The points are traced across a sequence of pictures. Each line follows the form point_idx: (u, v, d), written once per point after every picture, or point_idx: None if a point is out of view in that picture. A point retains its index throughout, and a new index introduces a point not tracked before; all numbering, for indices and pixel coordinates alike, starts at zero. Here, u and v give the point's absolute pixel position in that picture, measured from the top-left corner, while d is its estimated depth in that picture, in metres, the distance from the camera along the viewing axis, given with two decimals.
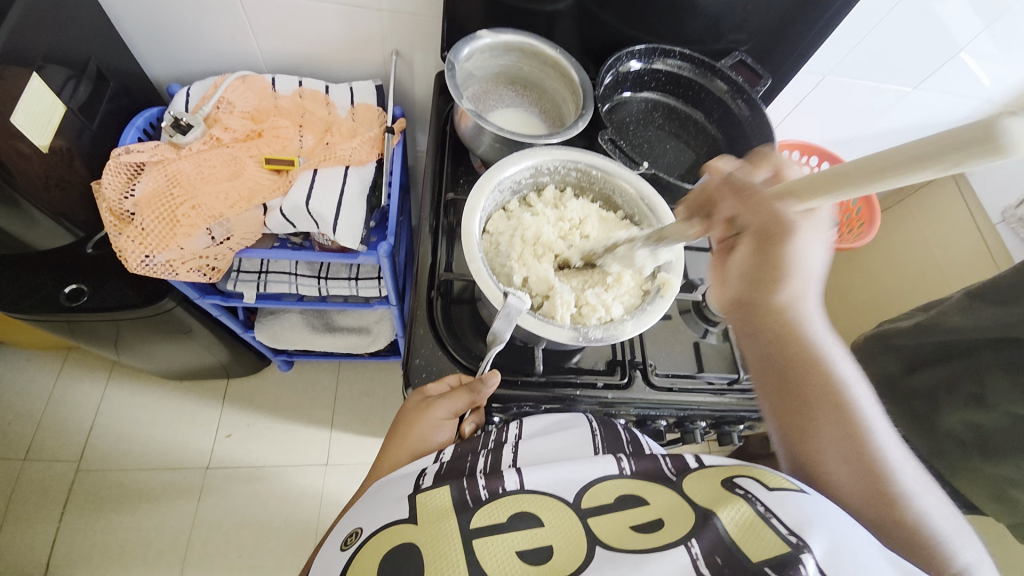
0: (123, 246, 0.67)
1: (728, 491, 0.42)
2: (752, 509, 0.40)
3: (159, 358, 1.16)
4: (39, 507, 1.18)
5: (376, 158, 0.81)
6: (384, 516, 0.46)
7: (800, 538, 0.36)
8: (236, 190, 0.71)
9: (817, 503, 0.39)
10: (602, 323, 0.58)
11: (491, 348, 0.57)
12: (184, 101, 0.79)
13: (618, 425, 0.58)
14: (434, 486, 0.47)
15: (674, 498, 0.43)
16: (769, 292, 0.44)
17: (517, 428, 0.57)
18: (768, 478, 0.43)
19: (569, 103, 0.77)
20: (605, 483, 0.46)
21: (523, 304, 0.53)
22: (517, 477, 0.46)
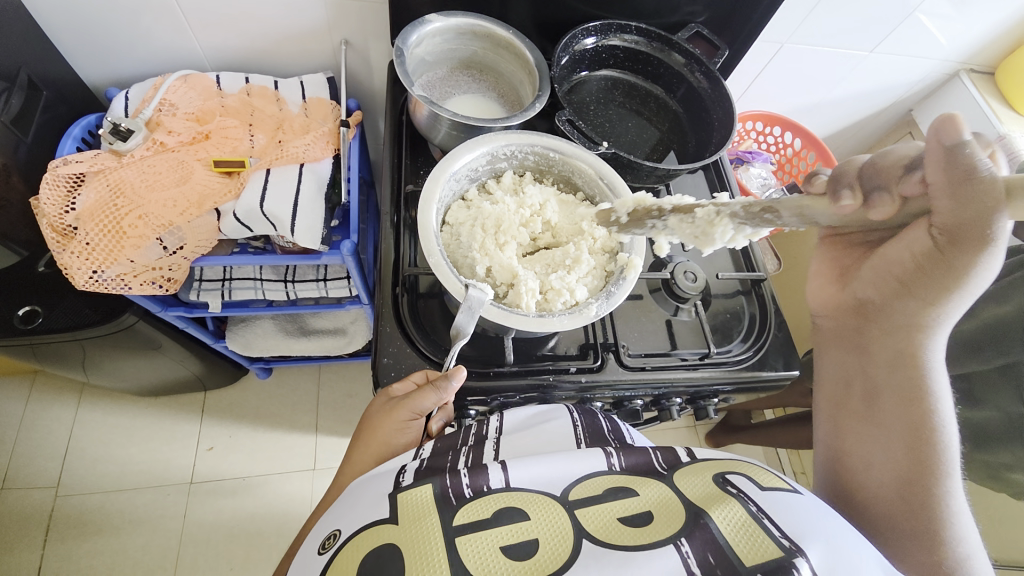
0: (68, 262, 0.64)
1: (719, 487, 0.45)
2: (745, 509, 0.42)
3: (129, 376, 1.13)
4: (18, 538, 1.15)
5: (332, 154, 0.78)
6: (361, 519, 0.44)
7: (793, 542, 0.38)
8: (184, 196, 0.68)
9: (806, 504, 0.43)
10: (568, 307, 0.57)
11: (454, 343, 0.56)
12: (123, 105, 0.75)
13: (598, 415, 0.59)
14: (416, 484, 0.45)
15: (666, 493, 0.44)
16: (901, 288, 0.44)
17: (496, 421, 0.57)
18: (760, 476, 0.46)
19: (526, 85, 0.75)
20: (593, 479, 0.46)
21: (484, 295, 0.53)
22: (501, 475, 0.46)
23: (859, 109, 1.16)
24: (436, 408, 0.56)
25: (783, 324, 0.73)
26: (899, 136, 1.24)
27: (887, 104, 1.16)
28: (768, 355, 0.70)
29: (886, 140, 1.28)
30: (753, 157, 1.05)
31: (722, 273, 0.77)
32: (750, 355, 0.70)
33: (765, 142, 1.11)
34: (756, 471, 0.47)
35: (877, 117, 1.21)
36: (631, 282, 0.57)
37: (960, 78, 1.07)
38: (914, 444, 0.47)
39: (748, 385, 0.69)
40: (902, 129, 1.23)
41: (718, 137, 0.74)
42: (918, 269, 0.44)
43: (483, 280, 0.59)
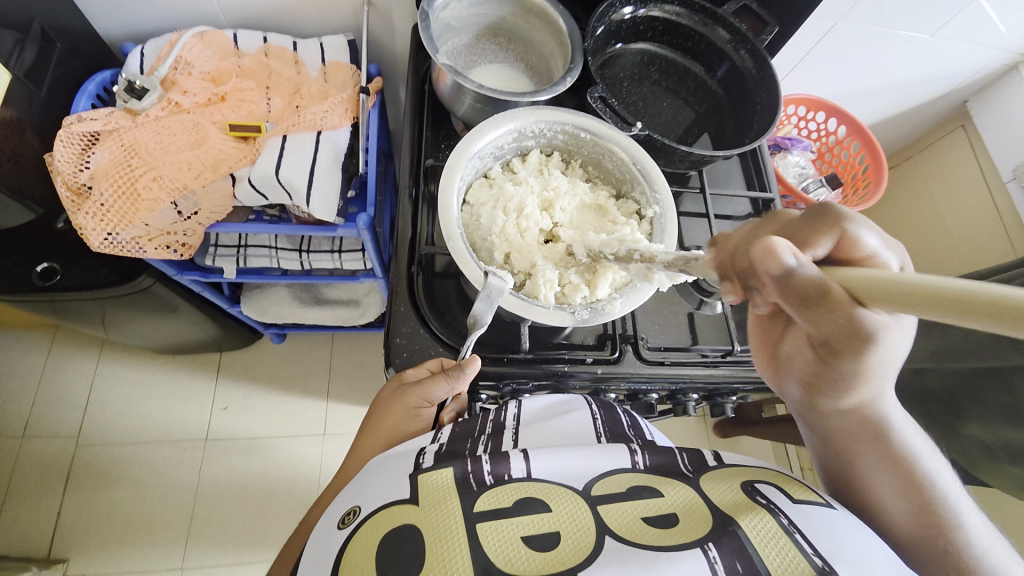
0: (83, 223, 0.63)
1: (747, 497, 0.42)
2: (776, 521, 0.39)
3: (146, 335, 1.14)
4: (42, 482, 1.20)
5: (350, 122, 0.75)
6: (384, 495, 0.43)
7: (827, 561, 0.35)
8: (200, 160, 0.66)
9: (844, 523, 0.39)
10: (587, 300, 0.55)
11: (471, 332, 0.54)
12: (138, 61, 0.72)
13: (617, 410, 0.57)
14: (436, 466, 0.45)
15: (691, 497, 0.43)
16: (840, 398, 0.44)
17: (515, 408, 0.55)
18: (792, 490, 0.43)
19: (557, 57, 0.70)
20: (615, 475, 0.45)
21: (504, 284, 0.50)
22: (523, 465, 0.45)
23: (908, 97, 1.08)
24: (448, 397, 0.55)
25: None
26: (949, 129, 1.15)
27: (939, 94, 1.08)
28: None
29: (934, 132, 1.19)
30: (792, 143, 0.99)
31: None
32: None
33: (806, 128, 1.05)
34: (789, 484, 0.44)
35: (926, 108, 1.13)
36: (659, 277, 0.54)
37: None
38: (950, 537, 0.41)
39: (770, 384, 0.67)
40: (953, 122, 1.14)
41: (759, 122, 0.70)
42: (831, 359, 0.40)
43: (500, 266, 0.58)
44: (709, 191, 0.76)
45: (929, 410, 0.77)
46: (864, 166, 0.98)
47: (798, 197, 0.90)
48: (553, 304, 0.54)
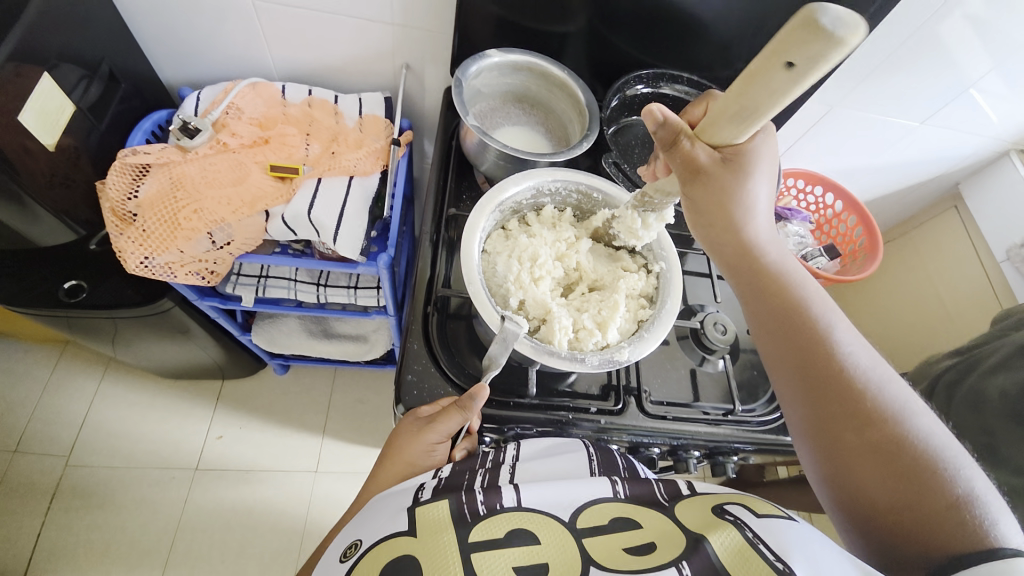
0: (124, 246, 0.67)
1: (717, 516, 0.43)
2: (741, 535, 0.40)
3: (153, 356, 1.16)
4: (25, 502, 1.17)
5: (380, 169, 0.81)
6: (384, 527, 0.44)
7: (787, 565, 0.37)
8: (239, 196, 0.71)
9: (803, 532, 0.40)
10: (598, 348, 0.58)
11: (487, 372, 0.57)
12: (193, 104, 0.80)
13: (614, 453, 0.58)
14: (433, 499, 0.46)
15: (667, 524, 0.43)
16: (733, 234, 0.52)
17: (513, 450, 0.56)
18: (755, 506, 0.44)
19: (575, 124, 0.77)
20: (599, 505, 0.45)
21: (520, 329, 0.52)
22: (514, 494, 0.45)
23: (903, 177, 1.15)
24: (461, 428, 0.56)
25: None
26: (943, 210, 1.21)
27: (932, 176, 1.14)
28: None
29: (928, 211, 1.24)
30: (793, 214, 1.03)
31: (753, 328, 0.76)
32: (776, 417, 0.69)
33: (805, 202, 1.09)
34: (753, 502, 0.45)
35: (918, 189, 1.19)
36: (664, 332, 0.57)
37: (1012, 158, 1.05)
38: (844, 391, 0.46)
39: (771, 445, 0.68)
40: (945, 202, 1.20)
41: None
42: (715, 202, 0.50)
43: (515, 312, 0.60)
44: (712, 254, 0.80)
45: None
46: (860, 239, 1.02)
47: None
48: (566, 350, 0.56)
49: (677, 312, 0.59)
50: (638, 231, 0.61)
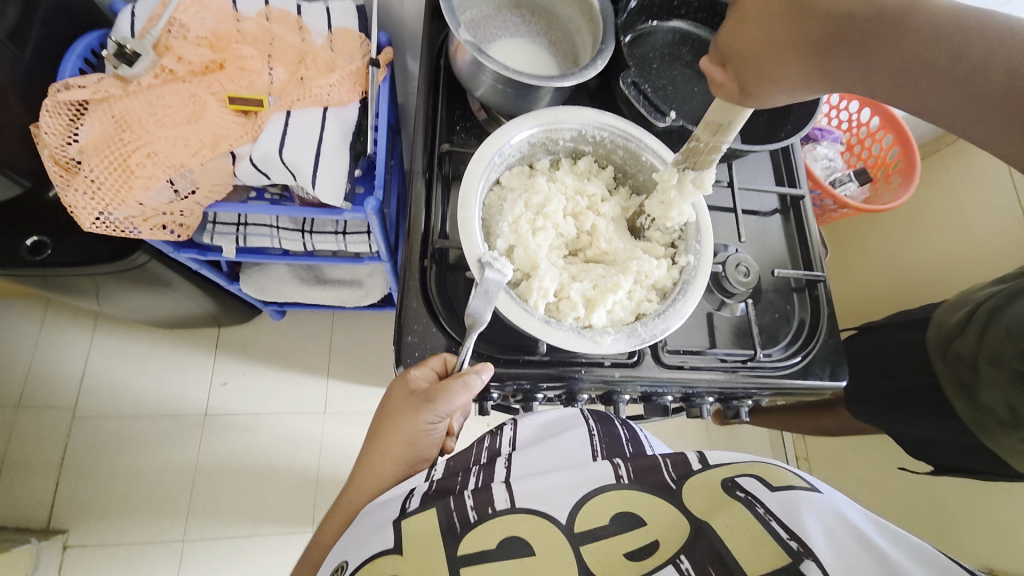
0: (73, 201, 0.59)
1: (729, 495, 0.47)
2: (751, 513, 0.44)
3: (142, 309, 1.11)
4: (40, 453, 1.19)
5: (359, 97, 0.70)
6: (369, 547, 0.44)
7: (801, 544, 0.41)
8: (197, 135, 0.62)
9: (819, 503, 0.44)
10: (577, 325, 0.53)
11: (470, 331, 0.52)
12: (128, 22, 0.66)
13: (615, 422, 0.60)
14: (420, 510, 0.46)
15: (670, 513, 0.46)
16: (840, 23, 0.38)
17: (511, 430, 0.59)
18: (769, 478, 0.48)
19: (585, 34, 0.65)
20: (599, 496, 0.47)
21: (501, 278, 0.49)
22: (506, 495, 0.47)
23: None
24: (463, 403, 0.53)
25: (834, 331, 0.67)
26: None
27: None
28: (815, 363, 0.66)
29: None
30: (822, 134, 0.94)
31: (777, 268, 0.70)
32: (795, 362, 0.66)
33: (837, 118, 1.01)
34: (770, 472, 0.49)
35: None
36: (662, 332, 0.52)
37: None
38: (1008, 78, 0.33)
39: (788, 389, 0.65)
40: None
41: (799, 113, 0.66)
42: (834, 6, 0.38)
43: (500, 256, 0.55)
44: (737, 186, 0.72)
45: (957, 377, 0.80)
46: (895, 161, 0.93)
47: (825, 192, 0.86)
48: (540, 314, 0.52)
49: (686, 317, 0.53)
50: (672, 200, 0.54)
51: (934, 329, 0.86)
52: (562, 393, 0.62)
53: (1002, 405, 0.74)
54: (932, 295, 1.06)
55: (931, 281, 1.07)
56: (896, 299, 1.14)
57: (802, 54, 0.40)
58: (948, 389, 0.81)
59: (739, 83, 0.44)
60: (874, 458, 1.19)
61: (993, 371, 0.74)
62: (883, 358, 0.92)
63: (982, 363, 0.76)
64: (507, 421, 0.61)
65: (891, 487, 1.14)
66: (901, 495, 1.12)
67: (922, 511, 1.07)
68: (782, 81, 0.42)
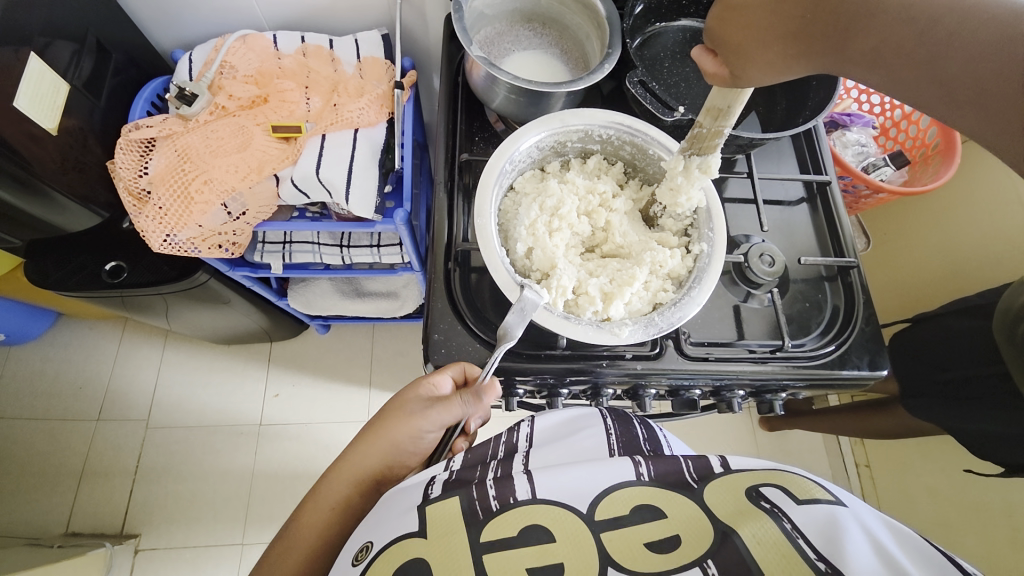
0: (144, 226, 0.67)
1: (752, 503, 0.45)
2: (778, 527, 0.42)
3: (203, 326, 1.22)
4: (117, 460, 1.32)
5: (386, 118, 0.76)
6: (394, 530, 0.46)
7: (829, 565, 0.38)
8: (245, 162, 0.69)
9: (845, 518, 0.42)
10: (596, 318, 0.54)
11: (499, 345, 0.54)
12: (186, 68, 0.76)
13: (633, 423, 0.61)
14: (442, 496, 0.48)
15: (693, 511, 0.46)
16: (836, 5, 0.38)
17: (529, 427, 0.61)
18: (794, 490, 0.46)
19: (594, 40, 0.68)
20: (620, 491, 0.47)
21: (538, 299, 0.52)
22: (528, 486, 0.48)
23: None
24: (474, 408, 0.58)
25: (872, 319, 0.65)
26: None
27: None
28: (851, 351, 0.64)
29: None
30: (852, 119, 0.91)
31: (805, 257, 0.69)
32: (829, 351, 0.64)
33: (868, 102, 0.97)
34: (792, 483, 0.47)
35: None
36: (679, 320, 0.52)
37: None
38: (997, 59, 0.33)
39: (823, 379, 0.63)
40: None
41: (817, 97, 0.66)
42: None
43: (521, 259, 0.57)
44: (757, 176, 0.72)
45: None
46: (934, 142, 0.88)
47: (856, 178, 0.83)
48: (560, 312, 0.53)
49: (702, 304, 0.53)
50: (680, 186, 0.55)
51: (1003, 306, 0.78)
52: (588, 388, 0.63)
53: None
54: (990, 281, 0.99)
55: (990, 266, 1.00)
56: (953, 287, 1.07)
57: (783, 38, 0.41)
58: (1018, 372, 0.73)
59: (727, 69, 0.46)
60: (939, 460, 1.10)
61: None
62: (940, 351, 0.87)
63: None
64: (527, 418, 0.63)
65: (962, 493, 1.05)
66: (972, 500, 1.03)
67: (999, 517, 0.98)
68: (764, 66, 0.43)
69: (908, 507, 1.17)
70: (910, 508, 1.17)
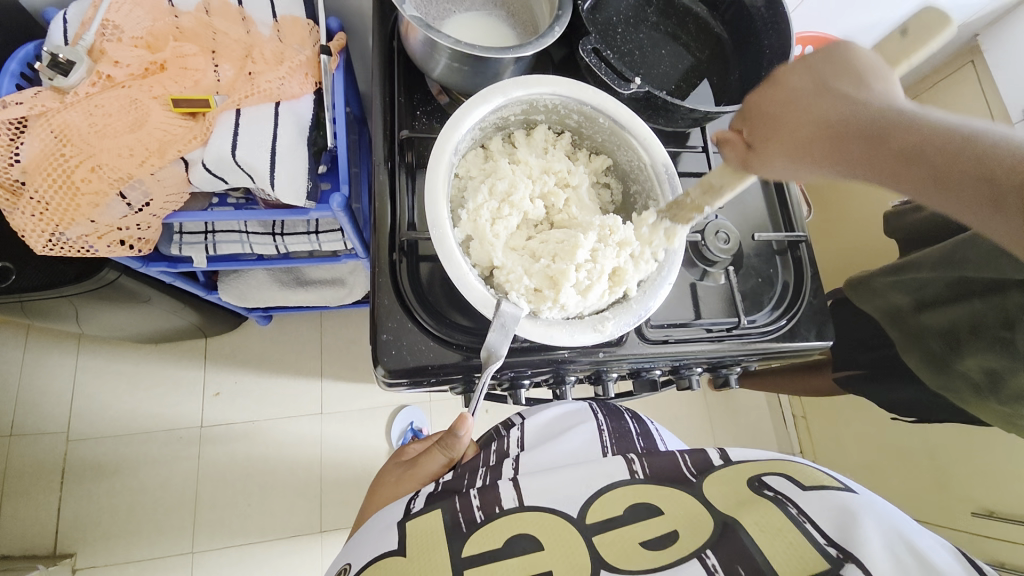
0: (22, 224, 0.57)
1: (757, 492, 0.47)
2: (783, 512, 0.44)
3: (121, 326, 1.09)
4: (37, 479, 1.19)
5: (313, 89, 0.67)
6: (373, 549, 0.46)
7: (839, 549, 0.40)
8: (142, 143, 0.59)
9: (854, 499, 0.44)
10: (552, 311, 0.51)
11: (485, 368, 0.52)
12: (60, 30, 0.62)
13: (625, 417, 0.64)
14: (424, 511, 0.48)
15: (694, 506, 0.47)
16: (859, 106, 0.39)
17: (518, 432, 0.60)
18: (801, 476, 0.49)
19: (543, 2, 0.62)
20: (611, 494, 0.48)
21: (517, 313, 0.49)
22: (513, 494, 0.48)
23: None
24: (447, 456, 0.59)
25: (819, 290, 0.67)
26: (959, 66, 1.05)
27: (950, 30, 0.97)
28: (800, 324, 0.65)
29: (945, 68, 1.08)
30: None
31: (758, 232, 0.69)
32: (781, 325, 0.65)
33: None
34: (799, 472, 0.49)
35: None
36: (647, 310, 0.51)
37: None
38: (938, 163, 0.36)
39: (777, 352, 0.65)
40: (962, 57, 1.04)
41: (770, 68, 0.63)
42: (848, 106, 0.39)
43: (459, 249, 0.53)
44: (712, 150, 0.70)
45: (928, 350, 0.81)
46: None
47: None
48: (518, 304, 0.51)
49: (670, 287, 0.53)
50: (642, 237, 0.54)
51: (879, 303, 0.87)
52: (549, 377, 0.61)
53: (978, 370, 0.75)
54: None
55: None
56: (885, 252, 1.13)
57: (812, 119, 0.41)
58: (918, 363, 0.82)
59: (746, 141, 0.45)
60: (869, 412, 1.20)
61: (972, 338, 0.75)
62: None
63: (960, 332, 0.76)
64: (517, 421, 0.64)
65: (887, 441, 1.16)
66: (895, 445, 1.14)
67: (918, 458, 1.09)
68: (791, 144, 0.41)
69: (841, 455, 1.28)
70: (842, 455, 1.28)
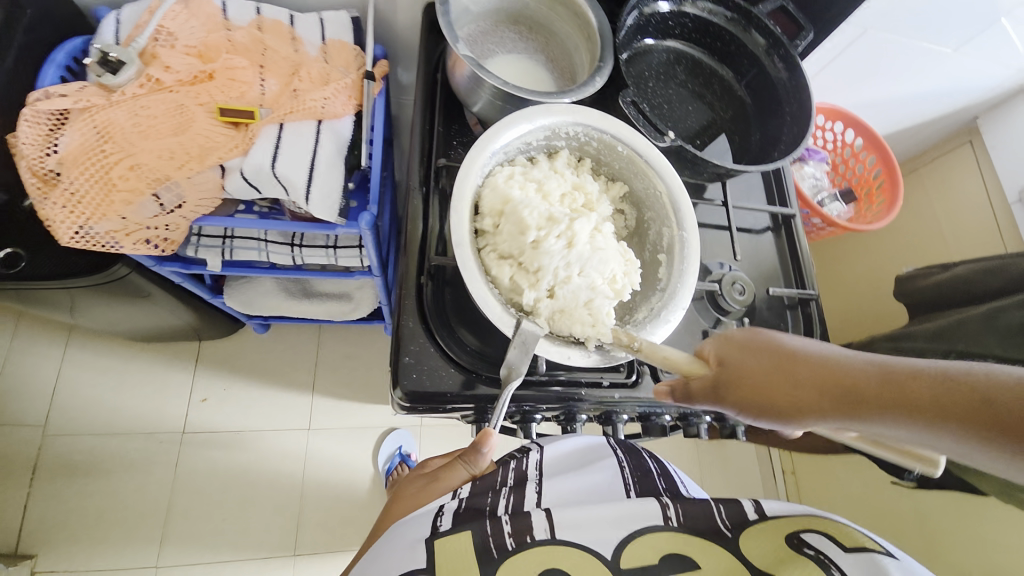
0: (51, 215, 0.56)
1: (796, 549, 0.47)
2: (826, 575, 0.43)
3: (119, 321, 1.07)
4: (5, 475, 1.13)
5: (354, 110, 0.68)
6: (401, 564, 0.45)
7: None
8: (183, 147, 0.60)
9: (899, 566, 0.44)
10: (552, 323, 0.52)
11: (505, 389, 0.51)
12: (112, 30, 0.64)
13: (643, 455, 0.63)
14: (454, 530, 0.47)
15: (731, 562, 0.47)
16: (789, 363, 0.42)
17: (536, 455, 0.59)
18: (843, 537, 0.48)
19: (582, 51, 0.66)
20: (649, 537, 0.48)
21: (538, 331, 0.50)
22: (546, 525, 0.48)
23: (921, 113, 1.04)
24: (469, 472, 0.58)
25: None
26: (957, 144, 1.11)
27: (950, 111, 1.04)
28: None
29: (943, 145, 1.15)
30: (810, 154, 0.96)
31: (772, 287, 0.71)
32: None
33: (824, 137, 1.02)
34: (841, 532, 0.49)
35: (932, 124, 1.09)
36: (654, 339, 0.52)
37: None
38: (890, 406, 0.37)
39: None
40: (960, 137, 1.10)
41: (790, 133, 0.68)
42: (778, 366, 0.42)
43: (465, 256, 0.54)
44: (730, 205, 0.73)
45: None
46: (878, 181, 0.96)
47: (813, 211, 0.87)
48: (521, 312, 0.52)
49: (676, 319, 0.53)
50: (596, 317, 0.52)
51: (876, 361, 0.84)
52: (560, 413, 0.61)
53: None
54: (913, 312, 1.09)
55: None
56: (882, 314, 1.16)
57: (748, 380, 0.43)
58: None
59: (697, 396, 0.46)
60: (862, 472, 1.20)
61: None
62: None
63: None
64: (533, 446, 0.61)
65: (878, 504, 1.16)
66: (886, 508, 1.13)
67: (909, 524, 1.09)
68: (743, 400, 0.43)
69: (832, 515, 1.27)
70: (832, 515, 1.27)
